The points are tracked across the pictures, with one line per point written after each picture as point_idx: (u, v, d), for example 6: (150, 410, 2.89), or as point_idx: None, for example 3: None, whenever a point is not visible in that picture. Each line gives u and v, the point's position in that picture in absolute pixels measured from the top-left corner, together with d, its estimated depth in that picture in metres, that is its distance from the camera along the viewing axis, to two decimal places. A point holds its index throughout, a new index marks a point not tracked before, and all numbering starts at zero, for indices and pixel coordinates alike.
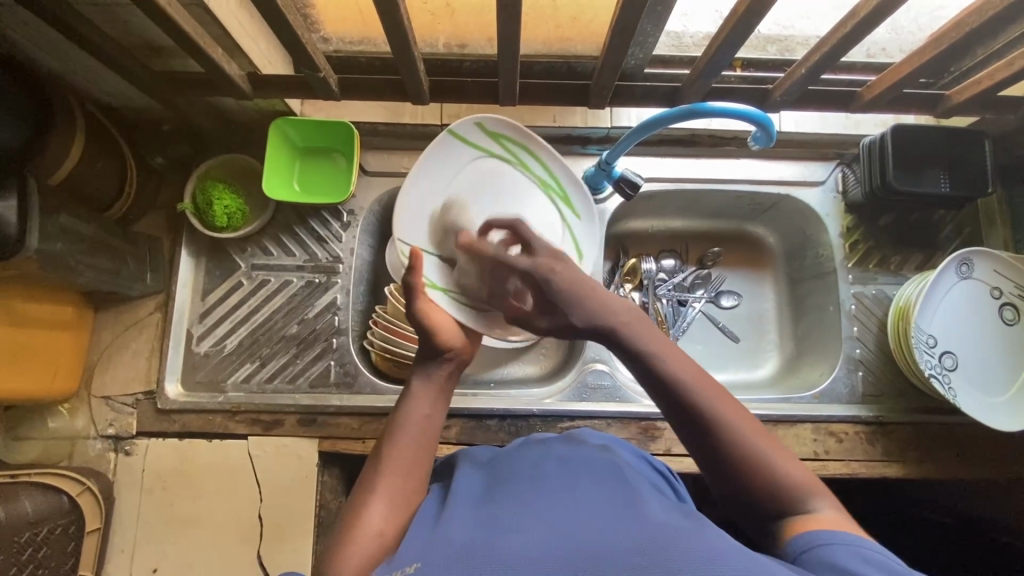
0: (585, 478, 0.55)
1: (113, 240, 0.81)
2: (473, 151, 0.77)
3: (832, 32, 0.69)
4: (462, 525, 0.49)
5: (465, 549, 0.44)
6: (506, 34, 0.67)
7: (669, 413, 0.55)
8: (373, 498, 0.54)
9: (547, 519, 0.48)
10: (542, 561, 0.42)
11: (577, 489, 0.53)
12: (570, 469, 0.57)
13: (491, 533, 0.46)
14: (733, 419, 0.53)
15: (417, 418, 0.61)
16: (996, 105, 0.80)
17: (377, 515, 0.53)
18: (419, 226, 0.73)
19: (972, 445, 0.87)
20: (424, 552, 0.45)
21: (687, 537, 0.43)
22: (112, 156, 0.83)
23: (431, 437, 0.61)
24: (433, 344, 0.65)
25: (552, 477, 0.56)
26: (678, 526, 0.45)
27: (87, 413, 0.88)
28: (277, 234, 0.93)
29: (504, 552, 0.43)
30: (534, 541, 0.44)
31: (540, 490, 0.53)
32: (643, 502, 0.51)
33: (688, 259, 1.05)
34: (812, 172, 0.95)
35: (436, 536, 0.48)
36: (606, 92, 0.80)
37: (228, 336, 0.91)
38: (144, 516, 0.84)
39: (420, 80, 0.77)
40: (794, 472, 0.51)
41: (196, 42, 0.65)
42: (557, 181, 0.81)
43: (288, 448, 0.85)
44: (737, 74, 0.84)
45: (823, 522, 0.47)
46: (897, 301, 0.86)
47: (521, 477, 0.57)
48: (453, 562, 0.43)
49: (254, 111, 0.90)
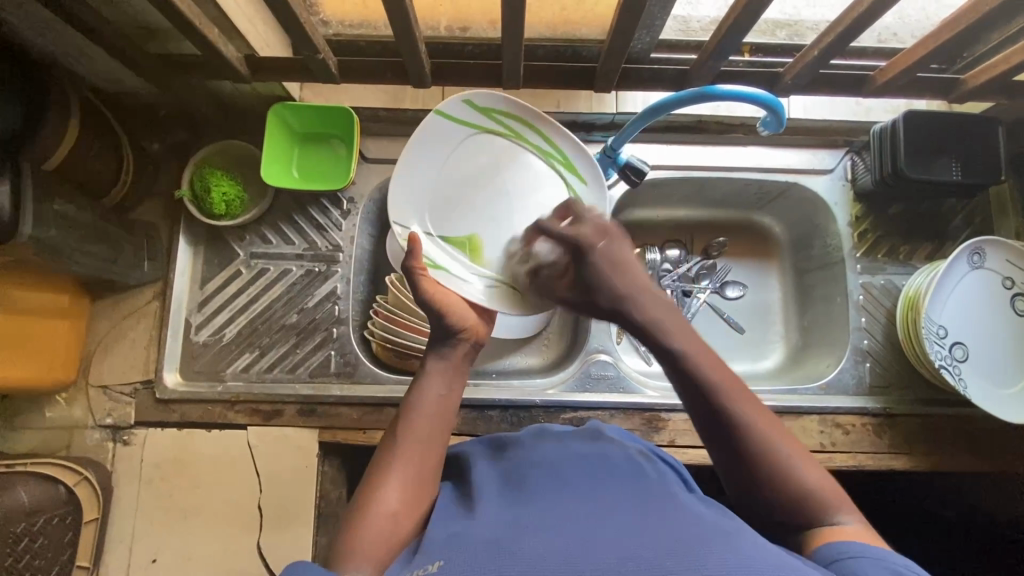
0: (604, 475, 0.54)
1: (109, 227, 0.80)
2: (467, 130, 0.73)
3: (845, 13, 0.67)
4: (481, 524, 0.47)
5: (486, 547, 0.43)
6: (509, 15, 0.65)
7: (695, 416, 0.55)
8: (390, 476, 0.54)
9: (570, 516, 0.46)
10: (568, 557, 0.40)
11: (596, 486, 0.51)
12: (589, 467, 0.55)
13: (512, 529, 0.45)
14: (758, 420, 0.52)
15: (432, 400, 0.60)
16: (1010, 91, 0.78)
17: (390, 494, 0.52)
18: (416, 207, 0.72)
19: (981, 437, 0.86)
20: (447, 548, 0.44)
21: (717, 538, 0.41)
22: (108, 141, 0.81)
23: (444, 414, 0.60)
24: (448, 325, 0.64)
25: (570, 471, 0.55)
26: (705, 524, 0.44)
27: (85, 403, 0.87)
28: (277, 222, 0.92)
29: (529, 549, 0.42)
30: (556, 538, 0.43)
31: (557, 487, 0.52)
32: (667, 500, 0.50)
33: (693, 249, 1.04)
34: (821, 160, 0.93)
35: (458, 529, 0.47)
36: (611, 76, 0.79)
37: (228, 326, 0.89)
38: (143, 507, 0.83)
39: (421, 63, 0.75)
40: (814, 476, 0.51)
41: (192, 22, 0.63)
42: (557, 151, 0.74)
43: (288, 438, 0.84)
44: (745, 59, 0.82)
45: (857, 535, 0.47)
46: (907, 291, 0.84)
47: (535, 473, 0.55)
48: (476, 559, 0.42)
49: (252, 96, 0.88)
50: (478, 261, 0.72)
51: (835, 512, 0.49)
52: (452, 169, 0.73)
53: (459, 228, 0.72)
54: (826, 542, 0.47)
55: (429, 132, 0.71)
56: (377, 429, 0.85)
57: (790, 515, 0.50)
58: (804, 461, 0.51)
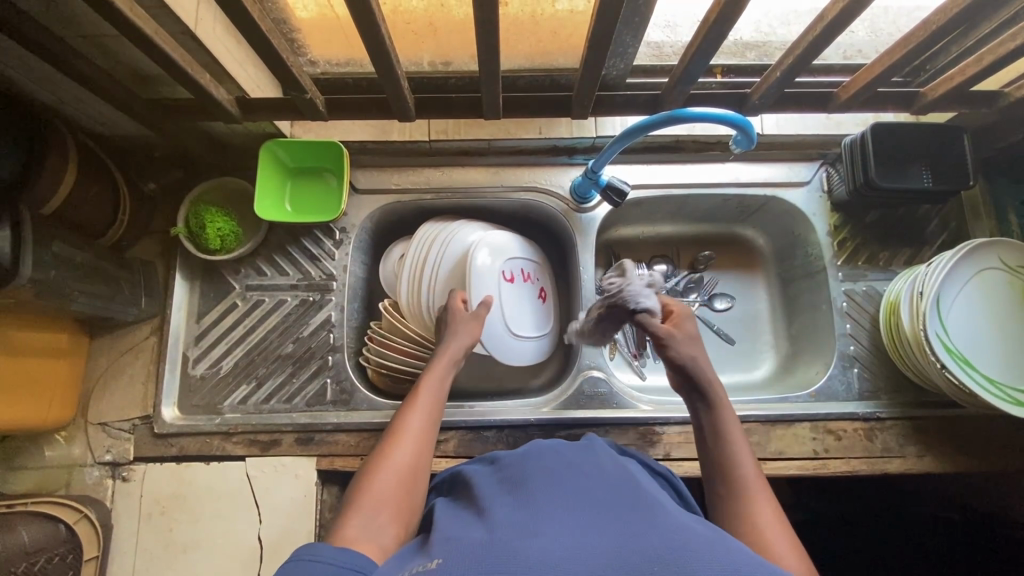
0: (601, 484, 0.55)
1: (107, 266, 0.82)
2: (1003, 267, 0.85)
3: (803, 36, 0.71)
4: (480, 528, 0.49)
5: (484, 550, 0.45)
6: (486, 51, 0.69)
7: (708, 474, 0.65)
8: (378, 472, 0.62)
9: (570, 523, 0.48)
10: (568, 560, 0.42)
11: (596, 492, 0.53)
12: (586, 474, 0.57)
13: (511, 534, 0.47)
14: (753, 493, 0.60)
15: (422, 413, 0.70)
16: (970, 100, 0.82)
17: (380, 483, 0.60)
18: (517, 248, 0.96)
19: (971, 436, 0.87)
20: (448, 546, 0.47)
21: (703, 543, 0.44)
22: (106, 183, 0.84)
23: (443, 403, 0.73)
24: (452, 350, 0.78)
25: (565, 478, 0.56)
26: (703, 535, 0.46)
27: (84, 441, 0.87)
28: (271, 254, 0.94)
29: (529, 550, 0.44)
30: (557, 542, 0.45)
31: (557, 492, 0.53)
32: (655, 503, 0.52)
33: (680, 264, 1.07)
34: (797, 172, 0.96)
35: (458, 536, 0.49)
36: (587, 103, 0.82)
37: (224, 357, 0.91)
38: (142, 543, 0.83)
39: (405, 97, 0.78)
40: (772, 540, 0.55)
41: (185, 69, 0.66)
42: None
43: (286, 467, 0.85)
44: (717, 80, 0.86)
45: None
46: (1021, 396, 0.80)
47: (532, 479, 0.57)
48: (474, 560, 0.44)
49: (245, 134, 0.91)
50: (961, 304, 0.83)
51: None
52: (998, 287, 0.85)
53: (953, 277, 0.83)
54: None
55: (583, 231, 0.95)
56: (373, 455, 0.85)
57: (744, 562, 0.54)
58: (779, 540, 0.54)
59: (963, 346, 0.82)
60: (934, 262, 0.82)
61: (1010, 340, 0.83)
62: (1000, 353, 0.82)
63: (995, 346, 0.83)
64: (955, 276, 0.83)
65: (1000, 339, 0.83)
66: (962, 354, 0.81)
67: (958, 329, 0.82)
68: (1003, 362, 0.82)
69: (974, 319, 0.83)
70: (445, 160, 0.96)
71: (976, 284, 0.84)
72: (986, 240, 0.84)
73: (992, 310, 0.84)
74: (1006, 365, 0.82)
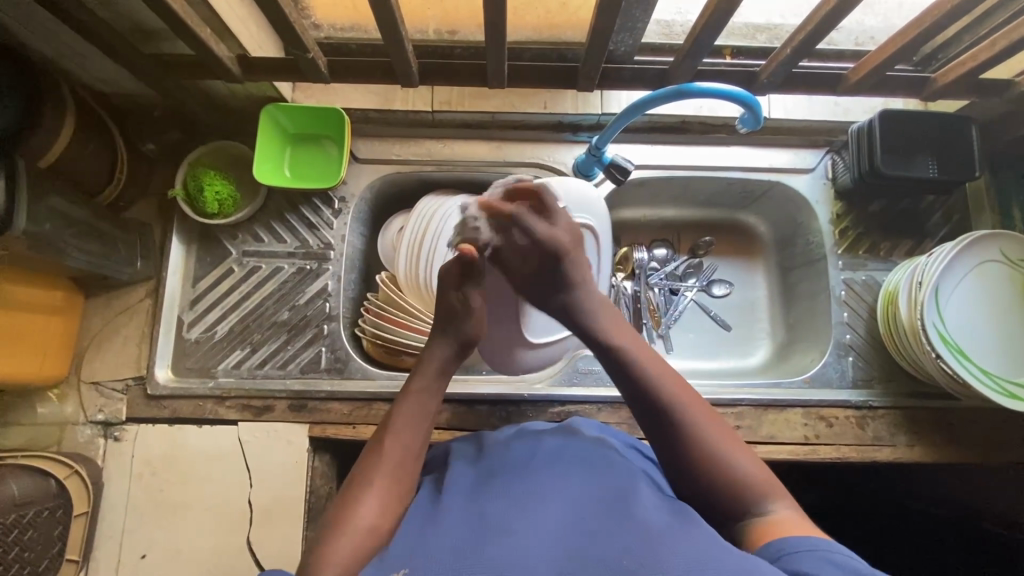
0: (579, 471, 0.54)
1: (103, 224, 0.81)
2: (1007, 261, 0.84)
3: (815, 12, 0.70)
4: (454, 521, 0.49)
5: (455, 556, 0.44)
6: (494, 17, 0.67)
7: (639, 410, 0.64)
8: (366, 492, 0.56)
9: (542, 517, 0.47)
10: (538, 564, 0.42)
11: (570, 484, 0.52)
12: (559, 462, 0.56)
13: (481, 536, 0.46)
14: (697, 419, 0.60)
15: (409, 418, 0.63)
16: (980, 88, 0.81)
17: (367, 507, 0.54)
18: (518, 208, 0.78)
19: (962, 427, 0.87)
20: (419, 549, 0.46)
21: (674, 540, 0.43)
22: (103, 140, 0.83)
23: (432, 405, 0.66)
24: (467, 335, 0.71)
25: (541, 466, 0.56)
26: (673, 527, 0.46)
27: (76, 400, 0.87)
28: (269, 220, 0.93)
29: (498, 553, 0.43)
30: (527, 541, 0.44)
31: (535, 481, 0.53)
32: (630, 492, 0.51)
33: (680, 248, 1.07)
34: (803, 159, 0.95)
35: (430, 532, 0.48)
36: (594, 75, 0.81)
37: (219, 322, 0.91)
38: (133, 502, 0.83)
39: (410, 62, 0.77)
40: (743, 464, 0.58)
41: (186, 23, 0.65)
42: None
43: (278, 433, 0.85)
44: (727, 61, 0.84)
45: (789, 527, 0.52)
46: (1014, 389, 0.80)
47: (511, 470, 0.56)
48: (445, 561, 0.43)
49: (246, 97, 0.89)
50: (962, 295, 0.83)
51: (770, 506, 0.55)
52: (1002, 281, 0.84)
53: (956, 269, 0.83)
54: (768, 538, 0.52)
55: None
56: (366, 423, 0.86)
57: (725, 499, 0.57)
58: (745, 457, 0.58)
59: (961, 338, 0.81)
60: (936, 252, 0.81)
61: (1007, 334, 0.83)
62: (997, 347, 0.82)
63: (992, 340, 0.82)
64: (955, 267, 0.83)
65: (998, 332, 0.83)
66: (958, 344, 0.81)
67: (955, 321, 0.82)
68: (998, 355, 0.82)
69: (973, 311, 0.83)
70: (447, 132, 0.95)
71: (979, 276, 0.84)
72: (991, 231, 0.83)
73: (991, 303, 0.84)
74: (1002, 359, 0.82)
